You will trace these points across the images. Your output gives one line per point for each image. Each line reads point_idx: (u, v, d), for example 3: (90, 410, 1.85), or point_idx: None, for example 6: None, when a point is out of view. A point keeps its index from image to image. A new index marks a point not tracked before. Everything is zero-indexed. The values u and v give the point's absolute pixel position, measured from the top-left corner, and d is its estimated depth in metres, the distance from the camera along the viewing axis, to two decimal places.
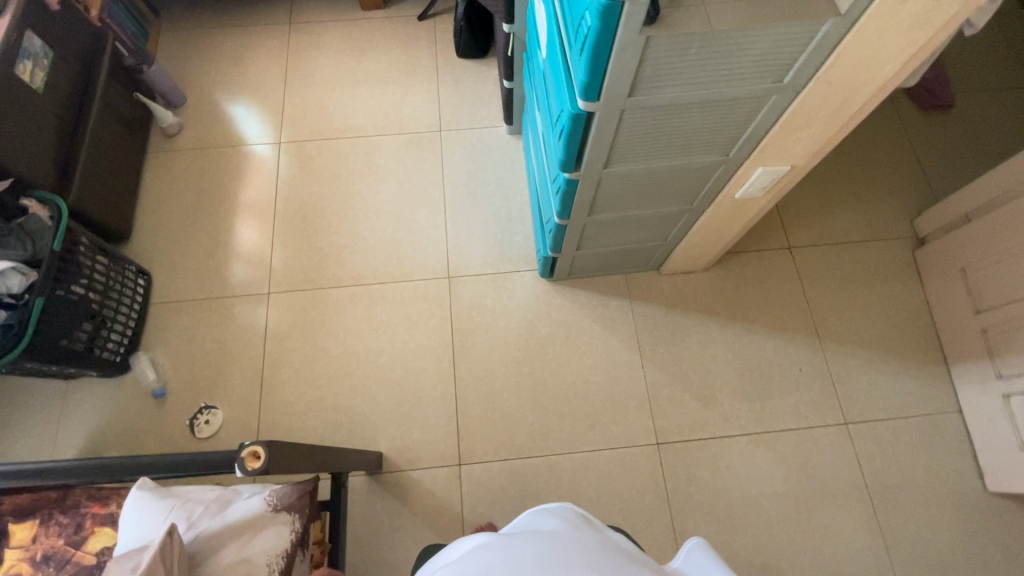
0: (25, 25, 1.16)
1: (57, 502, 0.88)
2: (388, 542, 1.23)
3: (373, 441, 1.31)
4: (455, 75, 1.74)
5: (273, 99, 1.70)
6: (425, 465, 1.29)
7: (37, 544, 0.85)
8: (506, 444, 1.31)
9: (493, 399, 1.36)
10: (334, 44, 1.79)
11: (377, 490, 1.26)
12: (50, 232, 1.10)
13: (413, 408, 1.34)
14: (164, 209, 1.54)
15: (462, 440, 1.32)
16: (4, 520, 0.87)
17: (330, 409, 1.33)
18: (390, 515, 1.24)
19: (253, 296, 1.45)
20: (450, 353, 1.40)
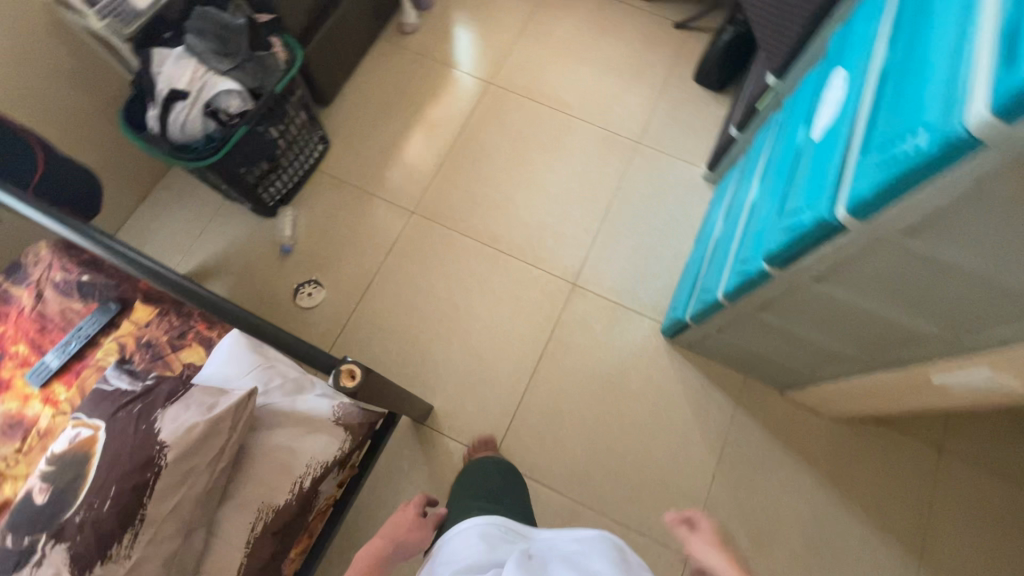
0: None
1: (176, 303, 0.97)
2: (397, 488, 1.24)
3: (430, 393, 1.32)
4: (681, 96, 1.63)
5: (503, 39, 1.70)
6: (462, 441, 1.28)
7: (148, 330, 0.94)
8: (542, 468, 1.27)
9: (553, 419, 1.31)
10: (583, 14, 1.74)
11: (412, 437, 1.28)
12: (277, 74, 1.19)
13: (478, 385, 1.33)
14: (366, 93, 1.61)
15: (506, 438, 1.29)
16: (135, 295, 0.98)
17: (410, 343, 1.36)
18: (411, 466, 1.25)
19: (398, 207, 1.49)
20: (537, 355, 1.36)
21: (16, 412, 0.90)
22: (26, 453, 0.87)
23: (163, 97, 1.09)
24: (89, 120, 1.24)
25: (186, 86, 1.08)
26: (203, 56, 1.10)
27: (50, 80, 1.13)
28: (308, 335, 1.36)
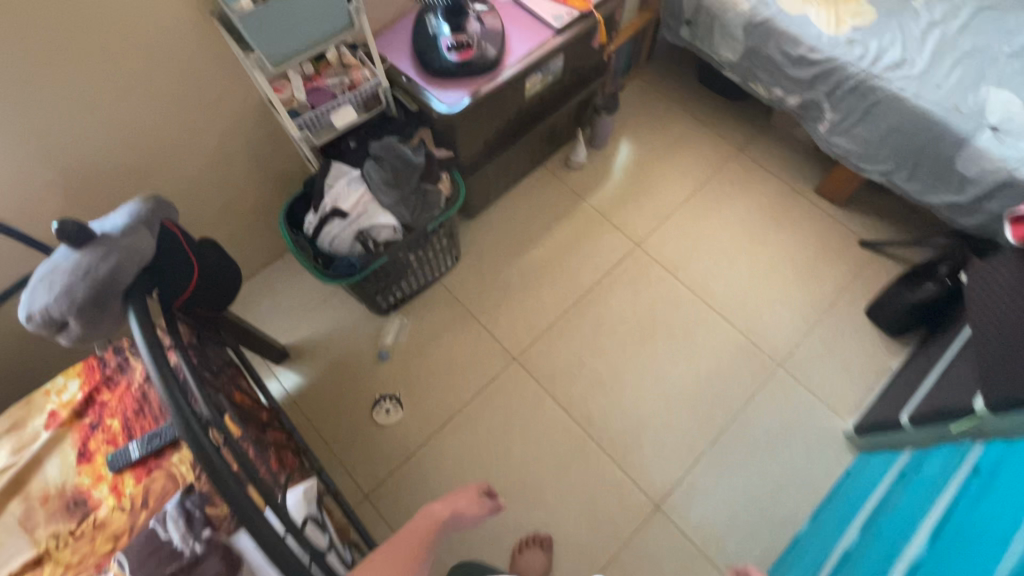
0: (562, 48, 1.23)
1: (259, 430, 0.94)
2: None
3: None
4: (846, 327, 1.43)
5: (666, 202, 1.61)
6: None
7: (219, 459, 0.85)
8: None
9: None
10: (760, 200, 1.60)
11: None
12: (435, 211, 1.18)
13: None
14: (511, 218, 1.58)
15: None
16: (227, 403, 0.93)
17: None
18: None
19: (501, 348, 1.42)
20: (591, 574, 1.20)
21: (85, 489, 0.91)
22: (76, 539, 0.87)
23: (328, 208, 1.11)
24: (254, 190, 1.31)
25: (350, 208, 1.10)
26: (374, 186, 1.10)
27: (233, 156, 1.21)
28: (370, 453, 1.31)
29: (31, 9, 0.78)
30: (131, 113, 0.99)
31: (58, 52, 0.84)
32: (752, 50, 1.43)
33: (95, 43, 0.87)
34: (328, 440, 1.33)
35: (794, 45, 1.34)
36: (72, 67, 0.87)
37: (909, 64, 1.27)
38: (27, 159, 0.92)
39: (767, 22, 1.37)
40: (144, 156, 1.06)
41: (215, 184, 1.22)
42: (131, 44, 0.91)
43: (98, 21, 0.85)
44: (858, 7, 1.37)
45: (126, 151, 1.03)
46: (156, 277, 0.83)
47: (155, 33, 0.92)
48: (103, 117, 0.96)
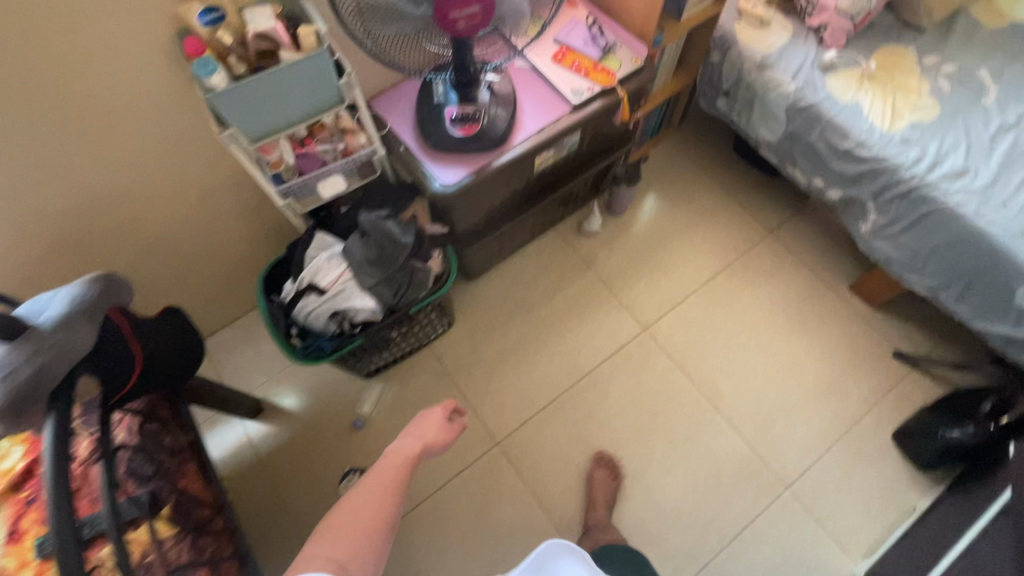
0: (578, 125, 1.13)
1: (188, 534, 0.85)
2: None
3: None
4: (868, 452, 1.28)
5: (683, 283, 1.48)
6: None
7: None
8: None
9: None
10: (787, 292, 1.46)
11: None
12: (421, 292, 1.09)
13: None
14: (513, 283, 1.48)
15: None
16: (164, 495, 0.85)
17: None
18: None
19: (485, 429, 1.33)
20: None
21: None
22: None
23: (306, 279, 1.03)
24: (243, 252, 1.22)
25: (328, 285, 1.02)
26: (355, 262, 1.02)
27: (221, 222, 1.12)
28: None
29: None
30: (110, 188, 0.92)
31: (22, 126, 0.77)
32: (793, 134, 1.29)
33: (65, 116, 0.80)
34: (293, 514, 1.25)
35: (841, 137, 1.21)
36: (38, 143, 0.79)
37: (972, 175, 1.12)
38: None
39: (813, 108, 1.23)
40: (121, 224, 0.98)
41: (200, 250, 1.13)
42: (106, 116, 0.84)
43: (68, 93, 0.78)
44: (919, 98, 1.22)
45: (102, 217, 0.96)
46: (97, 364, 0.76)
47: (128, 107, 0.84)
48: (77, 191, 0.89)
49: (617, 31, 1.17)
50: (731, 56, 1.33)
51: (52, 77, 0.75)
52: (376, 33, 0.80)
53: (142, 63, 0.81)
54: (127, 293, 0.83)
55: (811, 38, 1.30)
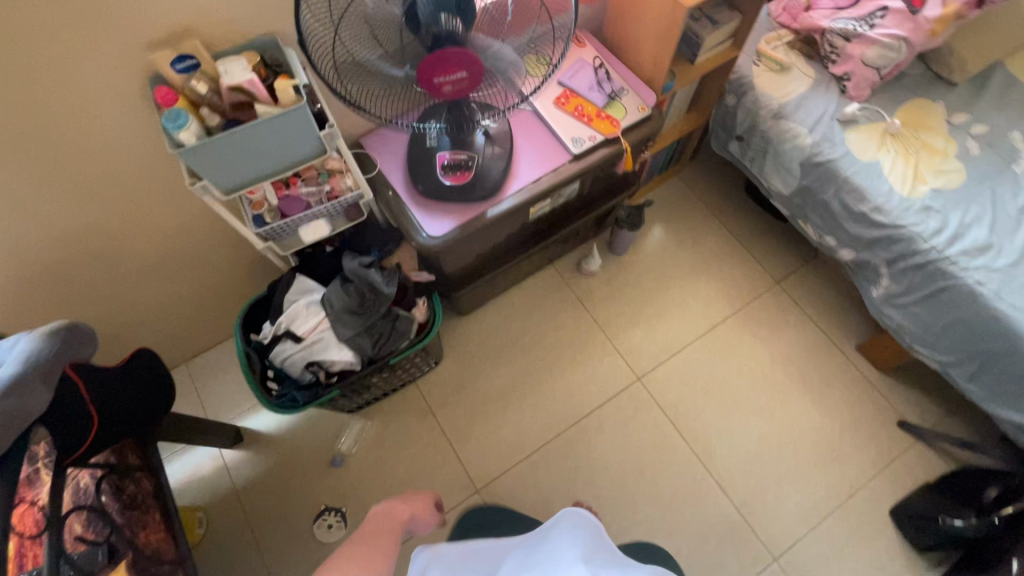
0: (577, 175, 1.07)
1: None
2: None
3: None
4: (861, 527, 1.23)
5: (681, 331, 1.43)
6: None
7: None
8: None
9: None
10: (789, 348, 1.40)
11: None
12: (402, 342, 1.04)
13: None
14: (505, 322, 1.44)
15: None
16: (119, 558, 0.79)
17: None
18: None
19: (465, 474, 1.29)
20: None
21: None
22: None
23: (283, 325, 1.00)
24: (228, 285, 1.19)
25: (304, 333, 0.98)
26: (333, 311, 0.98)
27: (205, 258, 1.08)
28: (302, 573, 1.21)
29: None
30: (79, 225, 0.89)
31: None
32: (807, 189, 1.23)
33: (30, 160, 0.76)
34: (264, 551, 1.23)
35: (857, 200, 1.14)
36: (3, 187, 0.76)
37: (995, 252, 1.05)
38: None
39: (829, 165, 1.17)
40: (97, 261, 0.95)
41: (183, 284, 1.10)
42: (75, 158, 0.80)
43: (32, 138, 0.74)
44: (944, 161, 1.14)
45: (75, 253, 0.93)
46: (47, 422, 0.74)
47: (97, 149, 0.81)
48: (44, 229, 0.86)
49: (625, 76, 1.11)
50: (746, 101, 1.27)
51: (16, 123, 0.71)
52: (350, 84, 0.75)
53: (114, 108, 0.77)
54: (89, 346, 0.81)
55: (833, 87, 1.23)
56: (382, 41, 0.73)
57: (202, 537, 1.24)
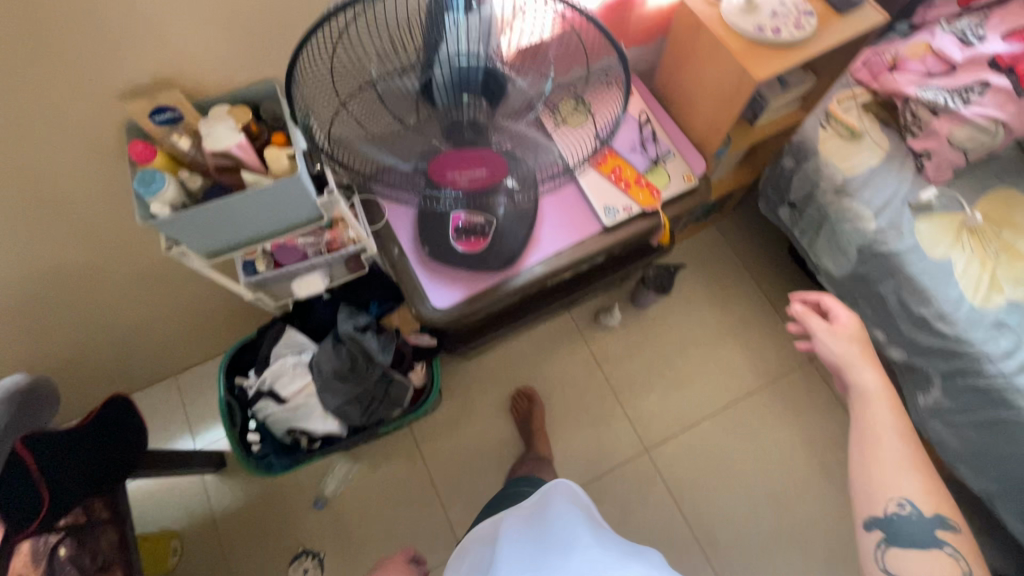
0: (607, 248, 0.95)
1: None
2: None
3: None
4: None
5: (700, 402, 1.32)
6: None
7: None
8: None
9: None
10: (815, 435, 1.29)
11: None
12: (395, 411, 0.96)
13: None
14: (512, 370, 1.35)
15: None
16: None
17: None
18: None
19: (453, 531, 1.23)
20: None
21: None
22: None
23: (269, 382, 0.92)
24: (221, 316, 1.12)
25: (289, 395, 0.90)
26: (322, 376, 0.90)
27: (195, 295, 1.00)
28: None
29: None
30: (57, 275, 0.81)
31: None
32: (862, 277, 1.09)
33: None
34: None
35: (919, 302, 1.01)
36: None
37: None
38: None
39: (892, 257, 1.03)
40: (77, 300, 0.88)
41: (171, 317, 1.03)
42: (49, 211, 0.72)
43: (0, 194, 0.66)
44: None
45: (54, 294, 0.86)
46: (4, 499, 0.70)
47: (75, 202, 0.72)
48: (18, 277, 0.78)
49: (673, 135, 0.98)
50: (808, 167, 1.12)
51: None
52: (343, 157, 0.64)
53: (91, 159, 0.68)
54: (51, 402, 0.78)
55: (909, 164, 1.07)
56: (403, 118, 0.61)
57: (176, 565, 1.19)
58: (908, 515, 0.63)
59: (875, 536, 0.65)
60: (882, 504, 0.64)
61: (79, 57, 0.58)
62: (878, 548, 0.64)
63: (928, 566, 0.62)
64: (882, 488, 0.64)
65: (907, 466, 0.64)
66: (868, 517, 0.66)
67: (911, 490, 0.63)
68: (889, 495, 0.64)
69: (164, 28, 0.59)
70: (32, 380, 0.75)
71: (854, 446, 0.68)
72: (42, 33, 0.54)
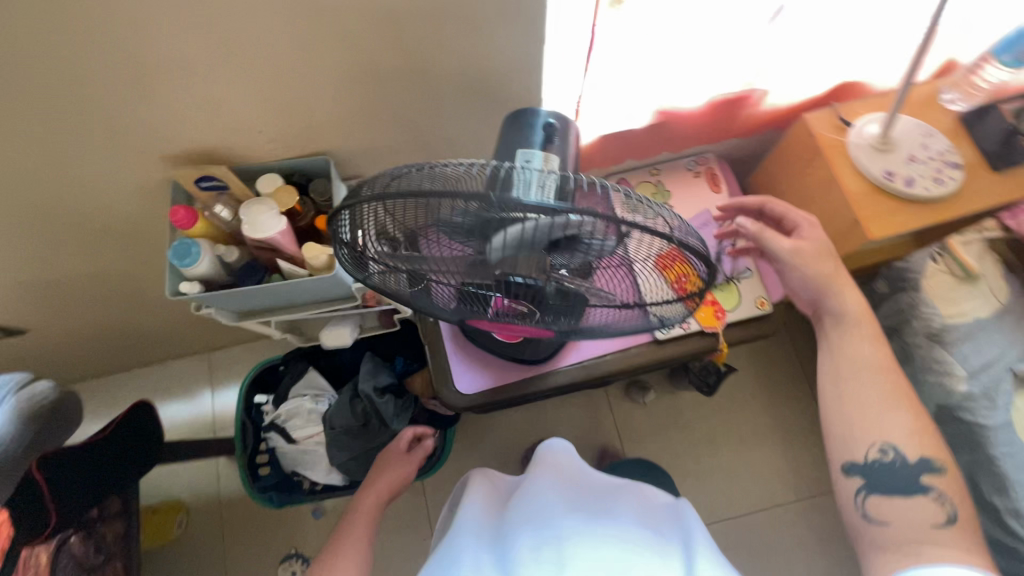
0: (653, 361, 0.87)
1: None
2: None
3: None
4: None
5: (720, 505, 1.22)
6: None
7: None
8: None
9: None
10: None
11: None
12: None
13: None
14: (530, 423, 1.30)
15: None
16: None
17: None
18: None
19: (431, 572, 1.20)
20: None
21: None
22: None
23: (283, 420, 0.91)
24: None
25: (299, 437, 0.90)
26: (333, 431, 0.88)
27: None
28: None
29: None
30: (106, 267, 0.83)
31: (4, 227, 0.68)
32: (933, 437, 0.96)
33: (49, 223, 0.69)
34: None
35: (996, 491, 0.87)
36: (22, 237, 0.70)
37: None
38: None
39: (977, 431, 0.89)
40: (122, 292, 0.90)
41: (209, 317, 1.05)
42: (98, 225, 0.72)
43: (51, 210, 0.67)
44: None
45: (99, 287, 0.88)
46: None
47: (123, 221, 0.72)
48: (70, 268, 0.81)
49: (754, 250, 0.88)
50: (902, 300, 0.98)
51: (32, 197, 0.63)
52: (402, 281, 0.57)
53: (139, 193, 0.67)
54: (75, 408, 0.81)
55: None
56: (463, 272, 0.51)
57: (177, 536, 1.22)
58: (891, 462, 0.58)
59: (855, 483, 0.59)
60: (863, 450, 0.59)
61: (123, 119, 0.55)
62: (857, 495, 0.59)
63: (912, 514, 0.57)
64: (868, 432, 0.59)
65: (889, 406, 0.58)
66: (847, 462, 0.60)
67: (897, 435, 0.58)
68: (872, 440, 0.59)
69: (211, 100, 0.55)
70: (56, 392, 0.78)
71: (829, 385, 0.61)
72: (89, 96, 0.51)
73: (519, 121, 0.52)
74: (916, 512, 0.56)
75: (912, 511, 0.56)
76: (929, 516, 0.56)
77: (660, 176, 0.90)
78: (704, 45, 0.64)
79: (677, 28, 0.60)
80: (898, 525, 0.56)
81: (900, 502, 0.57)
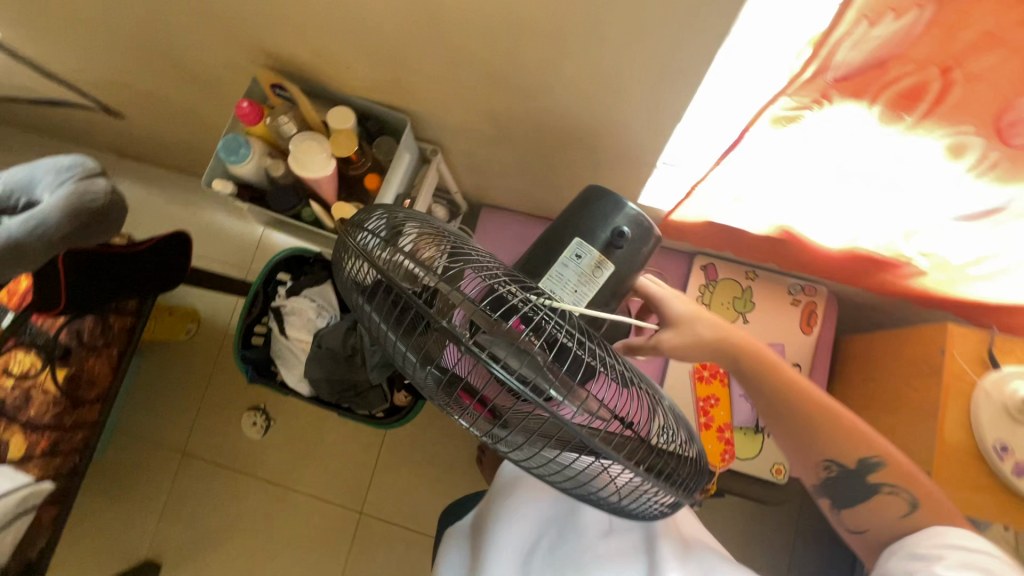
0: None
1: (73, 399, 0.95)
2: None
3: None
4: None
5: None
6: None
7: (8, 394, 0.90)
8: None
9: None
10: None
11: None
12: (359, 412, 0.96)
13: None
14: None
15: None
16: (76, 365, 0.95)
17: (201, 553, 1.19)
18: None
19: (359, 497, 1.21)
20: None
21: None
22: None
23: (286, 311, 0.94)
24: None
25: (292, 334, 0.93)
26: (319, 349, 0.89)
27: None
28: (210, 433, 1.24)
29: (82, 17, 0.64)
30: (192, 108, 0.85)
31: (113, 46, 0.70)
32: None
33: (150, 59, 0.70)
34: (199, 405, 1.26)
35: None
36: (127, 59, 0.72)
37: None
38: (81, 77, 0.84)
39: None
40: (203, 131, 0.93)
41: None
42: (192, 78, 0.73)
43: (152, 49, 0.67)
44: None
45: (184, 118, 0.91)
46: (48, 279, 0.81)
47: (213, 84, 0.72)
48: (165, 97, 0.83)
49: None
50: None
51: (135, 33, 0.64)
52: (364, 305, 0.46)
53: (226, 69, 0.66)
54: (118, 209, 0.80)
55: None
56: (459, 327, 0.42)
57: (184, 339, 1.28)
58: (837, 474, 0.50)
59: (824, 502, 0.52)
60: (810, 470, 0.51)
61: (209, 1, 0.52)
62: (830, 512, 0.52)
63: (884, 519, 0.49)
64: (800, 458, 0.51)
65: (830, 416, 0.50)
66: (810, 487, 0.52)
67: (834, 445, 0.49)
68: (814, 462, 0.50)
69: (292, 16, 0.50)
70: (109, 195, 0.78)
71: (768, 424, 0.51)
72: None
73: (596, 206, 0.55)
74: (878, 513, 0.49)
75: (876, 516, 0.49)
76: (897, 514, 0.49)
77: (753, 283, 0.79)
78: (871, 197, 0.51)
79: (851, 165, 0.48)
80: (874, 529, 0.50)
81: (863, 511, 0.50)
